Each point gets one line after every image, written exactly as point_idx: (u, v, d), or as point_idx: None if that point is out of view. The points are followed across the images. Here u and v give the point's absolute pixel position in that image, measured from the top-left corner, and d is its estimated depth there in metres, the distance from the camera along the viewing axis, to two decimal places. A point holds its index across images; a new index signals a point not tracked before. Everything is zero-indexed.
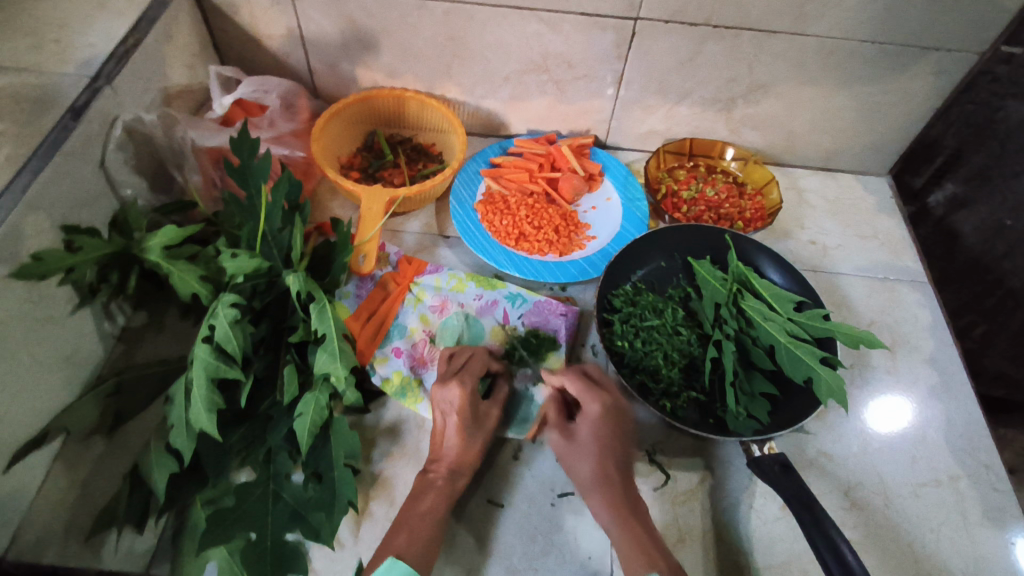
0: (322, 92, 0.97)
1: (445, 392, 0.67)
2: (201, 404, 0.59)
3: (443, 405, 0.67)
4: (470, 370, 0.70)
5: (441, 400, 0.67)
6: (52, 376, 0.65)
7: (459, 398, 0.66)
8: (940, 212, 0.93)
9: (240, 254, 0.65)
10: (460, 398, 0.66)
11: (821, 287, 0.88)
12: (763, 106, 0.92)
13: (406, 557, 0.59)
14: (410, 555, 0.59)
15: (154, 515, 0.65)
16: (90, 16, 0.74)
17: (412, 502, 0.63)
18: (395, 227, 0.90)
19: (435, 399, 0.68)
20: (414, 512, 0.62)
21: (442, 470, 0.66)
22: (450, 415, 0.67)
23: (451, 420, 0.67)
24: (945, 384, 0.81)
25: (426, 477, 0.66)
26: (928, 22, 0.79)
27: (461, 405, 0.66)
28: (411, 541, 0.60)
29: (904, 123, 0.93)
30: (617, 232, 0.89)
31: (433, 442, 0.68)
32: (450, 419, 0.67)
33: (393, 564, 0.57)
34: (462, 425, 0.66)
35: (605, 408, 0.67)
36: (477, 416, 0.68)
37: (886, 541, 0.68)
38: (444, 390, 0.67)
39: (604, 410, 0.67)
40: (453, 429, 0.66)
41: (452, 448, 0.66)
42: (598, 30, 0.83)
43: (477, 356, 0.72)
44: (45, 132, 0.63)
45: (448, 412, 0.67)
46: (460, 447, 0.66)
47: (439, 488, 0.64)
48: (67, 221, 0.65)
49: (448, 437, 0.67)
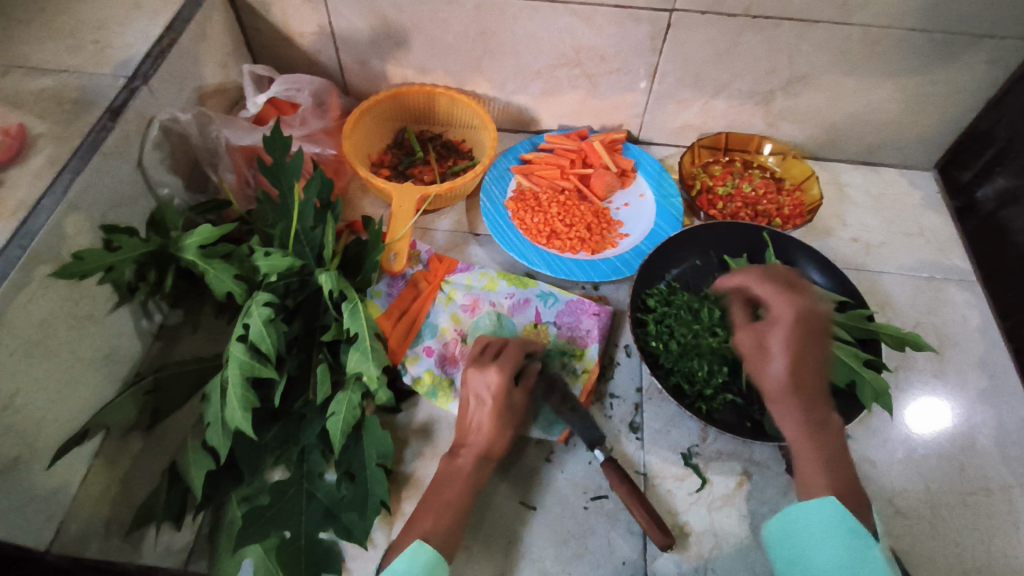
0: (353, 89, 0.97)
1: (482, 376, 0.66)
2: (236, 402, 0.60)
3: (478, 390, 0.66)
4: (509, 357, 0.68)
5: (477, 386, 0.66)
6: (92, 374, 0.66)
7: (497, 383, 0.65)
8: (990, 207, 0.88)
9: (274, 252, 0.67)
10: (498, 382, 0.65)
11: (864, 286, 0.86)
12: (804, 99, 0.89)
13: (431, 541, 0.58)
14: (436, 538, 0.58)
15: (191, 511, 0.66)
16: (127, 17, 0.75)
17: (438, 489, 0.62)
18: (426, 224, 0.90)
19: (469, 384, 0.66)
20: (442, 498, 0.61)
21: (471, 455, 0.64)
22: (485, 401, 0.65)
23: (485, 406, 0.65)
24: (996, 388, 0.77)
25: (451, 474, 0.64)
26: (980, 9, 0.75)
27: (497, 391, 0.65)
28: (438, 525, 0.59)
29: (953, 114, 0.89)
30: (651, 230, 0.87)
31: (464, 429, 0.66)
32: (484, 405, 0.65)
33: (419, 547, 0.57)
34: (496, 413, 0.65)
35: (794, 310, 0.62)
36: (511, 406, 0.66)
37: (932, 551, 0.66)
38: (481, 374, 0.66)
39: (796, 311, 0.61)
40: (487, 415, 0.65)
41: (484, 437, 0.64)
42: (632, 23, 0.81)
43: (515, 344, 0.71)
44: (85, 133, 0.64)
45: (482, 397, 0.65)
46: (492, 436, 0.64)
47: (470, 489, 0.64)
48: (106, 220, 0.66)
49: (480, 425, 0.65)
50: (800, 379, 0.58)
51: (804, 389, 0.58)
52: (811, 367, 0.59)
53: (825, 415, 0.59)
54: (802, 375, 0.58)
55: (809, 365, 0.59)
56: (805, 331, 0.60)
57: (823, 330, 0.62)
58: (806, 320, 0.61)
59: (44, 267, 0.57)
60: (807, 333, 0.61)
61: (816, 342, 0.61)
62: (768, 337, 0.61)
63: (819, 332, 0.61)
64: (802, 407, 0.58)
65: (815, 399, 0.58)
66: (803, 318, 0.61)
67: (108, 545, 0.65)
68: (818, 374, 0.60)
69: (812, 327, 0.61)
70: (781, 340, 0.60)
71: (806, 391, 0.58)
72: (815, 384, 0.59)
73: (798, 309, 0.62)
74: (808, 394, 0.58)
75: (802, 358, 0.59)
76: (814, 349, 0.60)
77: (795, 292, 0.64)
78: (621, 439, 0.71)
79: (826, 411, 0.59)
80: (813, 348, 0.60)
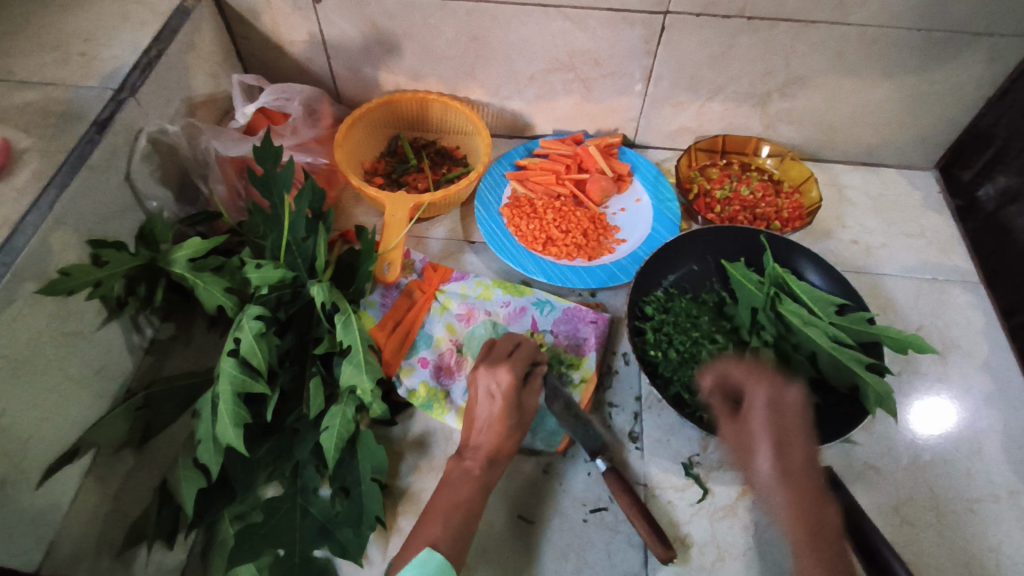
0: (345, 97, 0.96)
1: (492, 375, 0.65)
2: (227, 418, 0.59)
3: (487, 388, 0.65)
4: (518, 356, 0.67)
5: (486, 384, 0.65)
6: (81, 392, 0.65)
7: (508, 381, 0.64)
8: (991, 207, 0.86)
9: (265, 264, 0.66)
10: (508, 381, 0.64)
11: (865, 289, 0.84)
12: (801, 100, 0.88)
13: (440, 548, 0.56)
14: (444, 543, 0.57)
15: (184, 530, 0.64)
16: (114, 29, 0.74)
17: (444, 493, 0.61)
18: (420, 233, 0.89)
19: (478, 383, 0.65)
20: (447, 503, 0.60)
21: (479, 458, 0.63)
22: (495, 399, 0.64)
23: (495, 404, 0.64)
24: (1001, 391, 0.76)
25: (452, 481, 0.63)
26: (978, 7, 0.74)
27: (507, 390, 0.64)
28: (447, 527, 0.58)
29: (953, 113, 0.88)
30: (648, 235, 0.86)
31: (472, 428, 0.65)
32: (494, 403, 0.64)
33: (429, 554, 0.55)
34: (505, 412, 0.64)
35: (771, 395, 0.61)
36: (521, 405, 0.65)
37: (940, 560, 0.64)
38: (491, 373, 0.65)
39: (772, 397, 0.61)
40: (497, 414, 0.64)
41: (493, 436, 0.64)
42: (625, 26, 0.80)
43: (525, 343, 0.69)
44: (71, 147, 0.63)
45: (492, 395, 0.64)
46: (500, 436, 0.64)
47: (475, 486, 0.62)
48: (94, 235, 0.65)
49: (490, 424, 0.64)
50: (790, 472, 0.56)
51: (791, 479, 0.56)
52: (797, 460, 0.57)
53: (824, 511, 0.55)
54: (788, 465, 0.56)
55: (795, 456, 0.57)
56: (784, 417, 0.59)
57: (806, 416, 0.60)
58: (788, 409, 0.60)
59: (29, 284, 0.56)
60: (785, 423, 0.59)
61: (800, 431, 0.59)
62: (751, 429, 0.59)
63: (802, 420, 0.60)
64: (791, 501, 0.55)
65: (813, 495, 0.55)
66: (777, 404, 0.60)
67: (99, 565, 0.64)
68: (811, 468, 0.57)
69: (792, 416, 0.60)
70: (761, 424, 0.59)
71: (795, 484, 0.56)
72: (806, 476, 0.56)
73: (773, 396, 0.61)
74: (795, 484, 0.56)
75: (783, 445, 0.58)
76: (800, 439, 0.59)
77: (773, 379, 0.63)
78: (621, 448, 0.70)
79: (824, 505, 0.55)
80: (800, 440, 0.58)
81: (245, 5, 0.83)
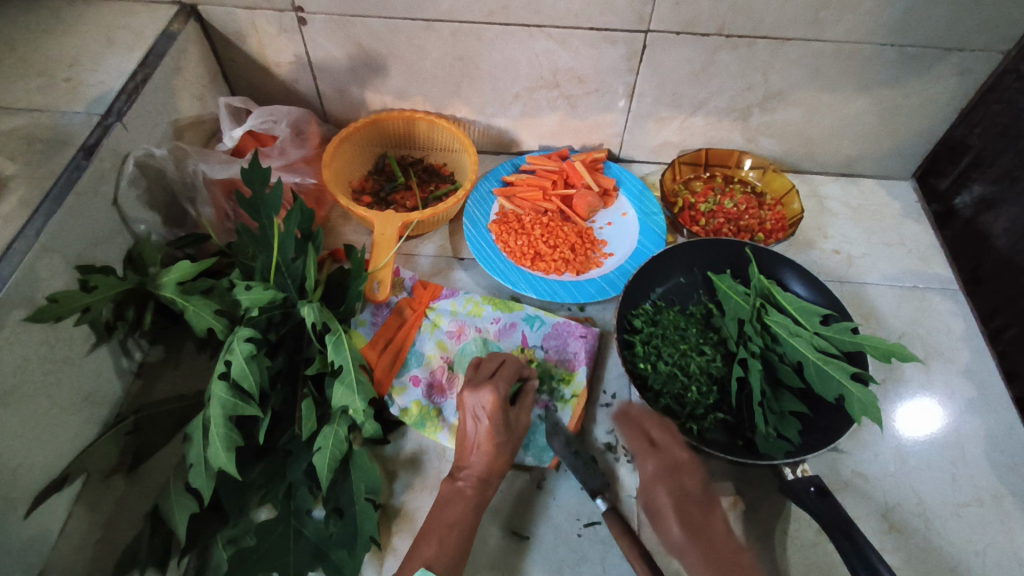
0: (332, 117, 0.97)
1: (477, 396, 0.65)
2: (219, 442, 0.59)
3: (474, 410, 0.65)
4: (502, 375, 0.67)
5: (472, 405, 0.65)
6: (70, 419, 0.65)
7: (492, 402, 0.64)
8: (968, 214, 0.89)
9: (255, 285, 0.66)
10: (493, 402, 0.64)
11: (848, 298, 0.86)
12: (780, 114, 0.90)
13: (435, 569, 0.57)
14: (439, 566, 0.57)
15: (176, 556, 0.64)
16: (100, 53, 0.74)
17: (439, 511, 0.62)
18: (409, 250, 0.89)
19: (465, 404, 0.65)
20: (442, 522, 0.60)
21: (472, 478, 0.63)
22: (481, 420, 0.64)
23: (482, 426, 0.64)
24: (983, 397, 0.78)
25: (450, 492, 0.63)
26: (948, 23, 0.77)
27: (492, 411, 0.64)
28: (442, 551, 0.58)
29: (928, 124, 0.90)
30: (635, 249, 0.87)
31: (463, 447, 0.66)
32: (481, 424, 0.64)
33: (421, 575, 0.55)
34: (493, 432, 0.64)
35: (663, 465, 0.62)
36: (508, 424, 0.65)
37: (928, 565, 0.65)
38: (476, 395, 0.65)
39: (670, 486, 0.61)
40: (484, 436, 0.64)
41: (483, 457, 0.64)
42: (608, 44, 0.82)
43: (509, 362, 0.69)
44: (57, 173, 0.62)
45: (478, 417, 0.64)
46: (490, 457, 0.64)
47: (467, 498, 0.62)
48: (82, 260, 0.64)
49: (479, 445, 0.64)
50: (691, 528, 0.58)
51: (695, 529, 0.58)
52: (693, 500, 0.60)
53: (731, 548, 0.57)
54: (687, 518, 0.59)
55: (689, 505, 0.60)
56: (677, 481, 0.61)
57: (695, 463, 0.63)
58: (680, 471, 0.62)
59: (17, 311, 0.56)
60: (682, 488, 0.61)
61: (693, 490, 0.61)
62: (652, 494, 0.61)
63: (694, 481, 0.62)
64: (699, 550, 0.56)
65: (705, 531, 0.58)
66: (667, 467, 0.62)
67: None
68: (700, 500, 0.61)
69: (688, 485, 0.61)
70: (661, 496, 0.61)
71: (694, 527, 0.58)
72: (707, 525, 0.58)
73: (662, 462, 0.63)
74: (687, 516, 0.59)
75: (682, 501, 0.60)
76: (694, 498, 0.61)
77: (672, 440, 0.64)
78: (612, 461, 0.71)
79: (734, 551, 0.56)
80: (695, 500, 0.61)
81: (231, 28, 0.83)
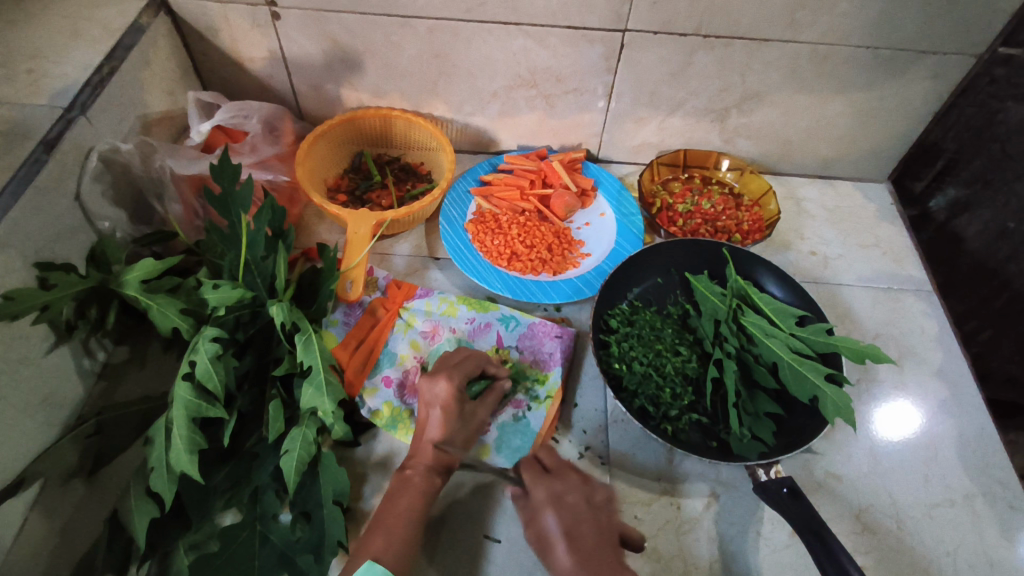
0: (308, 114, 0.95)
1: (433, 385, 0.65)
2: (182, 444, 0.57)
3: (428, 398, 0.65)
4: (463, 367, 0.67)
5: (427, 393, 0.65)
6: (27, 421, 0.62)
7: (446, 391, 0.64)
8: (943, 217, 0.90)
9: (223, 284, 0.64)
10: (446, 392, 0.64)
11: (824, 299, 0.86)
12: (758, 115, 0.90)
13: None
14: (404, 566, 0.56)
15: (136, 562, 0.62)
16: (64, 45, 0.72)
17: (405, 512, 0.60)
18: (384, 250, 0.88)
19: (422, 392, 0.66)
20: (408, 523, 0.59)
21: (420, 468, 0.63)
22: (434, 408, 0.65)
23: (434, 414, 0.64)
24: (955, 397, 0.78)
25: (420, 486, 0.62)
26: (923, 25, 0.77)
27: (445, 400, 0.64)
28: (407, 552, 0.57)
29: (902, 126, 0.91)
30: (612, 249, 0.87)
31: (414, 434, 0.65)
32: (433, 413, 0.65)
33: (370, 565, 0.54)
34: (444, 422, 0.64)
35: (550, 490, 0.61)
36: (462, 415, 0.65)
37: (899, 565, 0.65)
38: (432, 383, 0.65)
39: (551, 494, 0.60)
40: (436, 424, 0.64)
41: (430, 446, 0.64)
42: (586, 43, 0.81)
43: (474, 357, 0.69)
44: (14, 166, 0.60)
45: (432, 404, 0.65)
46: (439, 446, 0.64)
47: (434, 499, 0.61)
48: (41, 256, 0.62)
49: (428, 432, 0.64)
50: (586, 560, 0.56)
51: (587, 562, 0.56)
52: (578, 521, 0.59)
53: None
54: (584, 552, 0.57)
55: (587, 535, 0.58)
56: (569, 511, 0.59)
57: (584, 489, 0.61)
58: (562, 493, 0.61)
59: None
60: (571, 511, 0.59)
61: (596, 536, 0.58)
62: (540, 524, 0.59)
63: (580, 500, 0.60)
64: None
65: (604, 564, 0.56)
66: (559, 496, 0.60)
67: None
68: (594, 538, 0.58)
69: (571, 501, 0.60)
70: (551, 522, 0.58)
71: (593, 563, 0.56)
72: (598, 553, 0.57)
73: (552, 490, 0.61)
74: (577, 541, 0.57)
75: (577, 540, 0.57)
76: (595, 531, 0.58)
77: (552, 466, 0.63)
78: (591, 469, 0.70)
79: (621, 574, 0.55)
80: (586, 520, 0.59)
81: (203, 22, 0.82)
